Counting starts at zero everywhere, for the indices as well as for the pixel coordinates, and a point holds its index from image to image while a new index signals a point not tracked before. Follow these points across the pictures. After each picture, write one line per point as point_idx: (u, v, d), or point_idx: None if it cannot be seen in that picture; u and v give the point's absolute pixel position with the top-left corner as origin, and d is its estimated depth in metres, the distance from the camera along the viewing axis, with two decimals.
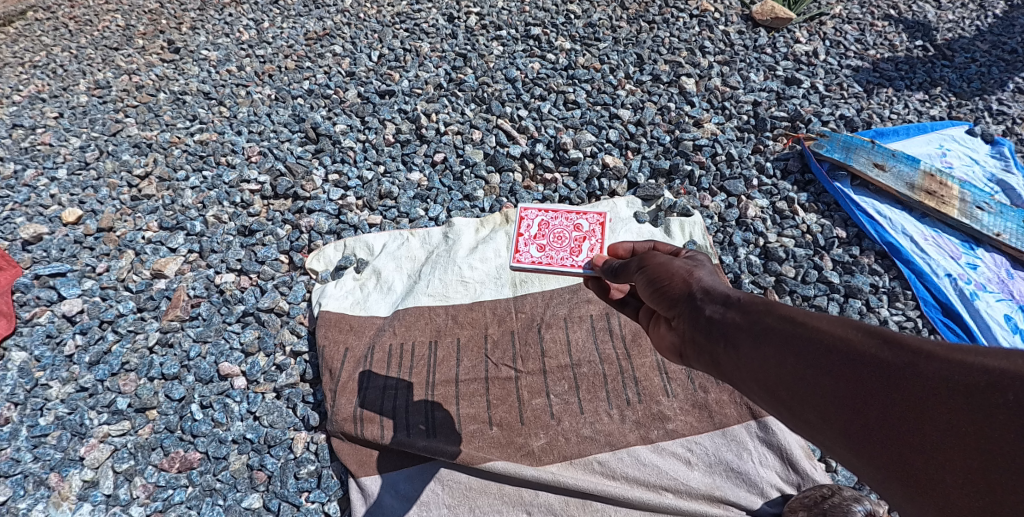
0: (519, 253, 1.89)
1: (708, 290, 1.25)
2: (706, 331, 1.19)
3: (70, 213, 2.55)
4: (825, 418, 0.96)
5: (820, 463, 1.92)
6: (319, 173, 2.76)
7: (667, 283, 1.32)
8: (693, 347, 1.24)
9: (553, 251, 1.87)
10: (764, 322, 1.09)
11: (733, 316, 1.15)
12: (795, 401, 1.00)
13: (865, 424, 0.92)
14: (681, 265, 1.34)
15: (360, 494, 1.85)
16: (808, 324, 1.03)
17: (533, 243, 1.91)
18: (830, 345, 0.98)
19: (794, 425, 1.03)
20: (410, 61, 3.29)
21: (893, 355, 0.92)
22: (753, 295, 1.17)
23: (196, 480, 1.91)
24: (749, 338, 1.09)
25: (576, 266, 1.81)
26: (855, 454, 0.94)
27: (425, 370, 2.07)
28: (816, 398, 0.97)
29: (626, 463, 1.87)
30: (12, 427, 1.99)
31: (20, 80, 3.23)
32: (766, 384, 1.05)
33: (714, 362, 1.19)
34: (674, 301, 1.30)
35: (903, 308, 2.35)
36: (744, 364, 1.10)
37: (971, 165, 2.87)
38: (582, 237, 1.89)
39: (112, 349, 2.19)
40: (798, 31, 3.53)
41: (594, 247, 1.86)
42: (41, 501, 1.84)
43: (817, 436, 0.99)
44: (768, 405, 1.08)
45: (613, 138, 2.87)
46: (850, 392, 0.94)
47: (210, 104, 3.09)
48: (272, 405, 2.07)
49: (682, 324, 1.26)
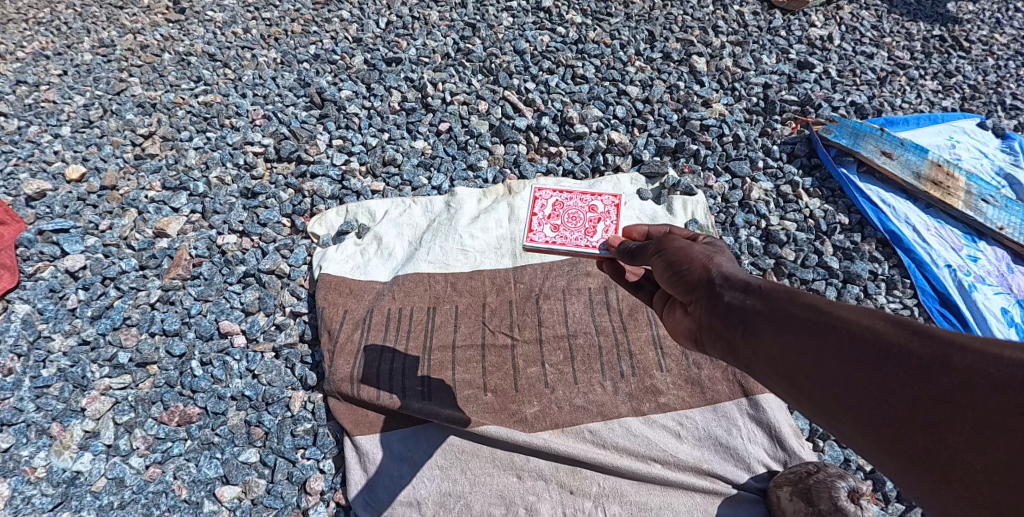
0: (533, 232, 1.89)
1: (728, 276, 1.26)
2: (724, 317, 1.20)
3: (75, 171, 2.55)
4: (848, 409, 0.96)
5: (808, 441, 1.96)
6: (322, 138, 2.75)
7: (685, 267, 1.33)
8: (709, 333, 1.26)
9: (568, 231, 1.86)
10: (787, 310, 1.09)
11: (753, 303, 1.16)
12: (816, 391, 1.00)
13: (890, 415, 0.91)
14: (701, 250, 1.35)
15: (355, 453, 1.89)
16: (833, 314, 1.03)
17: (547, 223, 1.90)
18: (856, 334, 0.98)
19: (813, 415, 1.03)
20: (419, 30, 3.25)
21: (923, 346, 0.91)
22: (775, 283, 1.18)
23: (195, 434, 1.95)
24: (769, 326, 1.10)
25: (590, 246, 1.81)
26: (876, 445, 0.93)
27: (423, 335, 2.10)
28: (837, 387, 0.97)
29: (616, 433, 1.90)
30: (16, 377, 2.01)
31: (23, 36, 3.17)
32: (786, 372, 1.06)
33: (730, 348, 1.21)
34: (691, 286, 1.31)
35: (900, 296, 2.36)
36: (763, 351, 1.11)
37: (980, 158, 2.85)
38: (596, 219, 1.90)
39: (115, 304, 2.22)
40: (813, 14, 3.47)
41: (609, 228, 1.87)
42: (43, 449, 1.88)
43: (838, 425, 0.99)
44: (787, 393, 1.09)
45: (620, 114, 2.85)
46: (875, 382, 0.93)
47: (215, 66, 3.06)
48: (271, 364, 2.10)
49: (699, 309, 1.28)
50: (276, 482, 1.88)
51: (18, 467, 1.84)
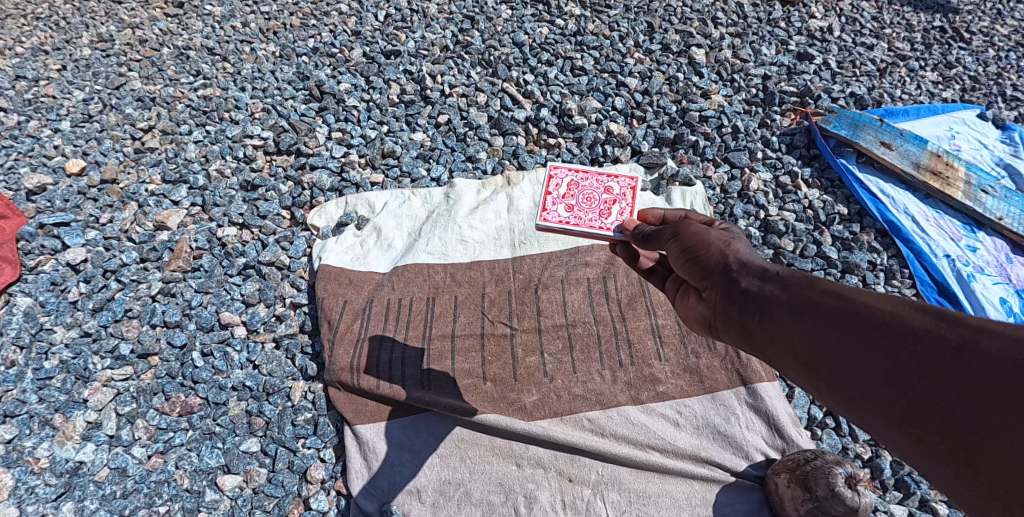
0: (546, 211, 1.87)
1: (745, 262, 1.26)
2: (740, 303, 1.21)
3: (76, 164, 2.56)
4: (869, 395, 0.96)
5: (806, 430, 1.97)
6: (322, 130, 2.76)
7: (702, 254, 1.34)
8: (723, 319, 1.28)
9: (582, 212, 1.86)
10: (807, 296, 1.10)
11: (771, 289, 1.17)
12: (838, 378, 1.01)
13: (913, 403, 0.91)
14: (718, 237, 1.35)
15: (355, 441, 1.91)
16: (855, 300, 1.03)
17: (562, 203, 1.89)
18: (880, 322, 0.98)
19: (835, 403, 1.04)
20: (417, 22, 3.24)
21: (950, 332, 0.90)
22: (793, 270, 1.18)
23: (196, 424, 1.96)
24: (789, 312, 1.11)
25: (605, 228, 1.81)
26: (898, 433, 0.93)
27: (422, 325, 2.11)
28: (859, 375, 0.98)
29: (615, 421, 1.91)
30: (18, 370, 2.02)
31: (23, 32, 3.17)
32: (805, 359, 1.07)
33: (746, 334, 1.22)
34: (708, 271, 1.32)
35: (899, 286, 2.36)
36: (780, 337, 1.12)
37: (980, 149, 2.84)
38: (612, 201, 1.88)
39: (116, 297, 2.23)
40: (813, 6, 3.45)
41: (624, 210, 1.84)
42: (46, 440, 1.89)
43: (859, 413, 0.99)
44: (806, 380, 1.10)
45: (619, 106, 2.85)
46: (897, 368, 0.94)
47: (213, 60, 3.06)
48: (271, 355, 2.11)
49: (714, 295, 1.29)
50: (277, 471, 1.90)
51: (22, 457, 1.85)
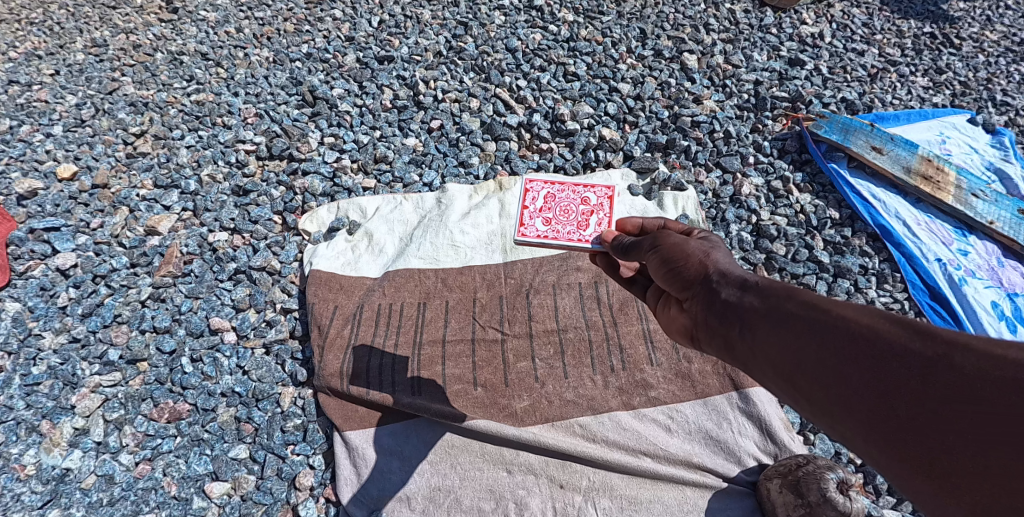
0: (524, 226, 1.86)
1: (725, 272, 1.27)
2: (721, 314, 1.21)
3: (66, 169, 2.54)
4: (845, 408, 0.96)
5: (798, 435, 1.96)
6: (314, 136, 2.75)
7: (681, 264, 1.34)
8: (705, 330, 1.27)
9: (560, 225, 1.85)
10: (785, 307, 1.10)
11: (750, 300, 1.17)
12: (816, 392, 1.00)
13: (890, 416, 0.91)
14: (697, 247, 1.35)
15: (345, 448, 1.89)
16: (831, 312, 1.03)
17: (539, 216, 1.88)
18: (857, 334, 0.97)
19: (813, 416, 1.03)
20: (411, 28, 3.25)
21: (924, 346, 0.91)
22: (772, 280, 1.18)
23: (185, 430, 1.94)
24: (767, 323, 1.10)
25: (583, 240, 1.80)
26: (874, 446, 0.92)
27: (413, 330, 2.10)
28: (836, 386, 0.97)
29: (606, 427, 1.90)
30: (6, 375, 2.00)
31: (16, 37, 3.15)
32: (784, 372, 1.06)
33: (727, 345, 1.21)
34: (688, 282, 1.32)
35: (891, 290, 2.37)
36: (760, 348, 1.11)
37: (970, 153, 2.86)
38: (589, 211, 1.87)
39: (105, 302, 2.21)
40: (804, 12, 3.47)
41: (602, 221, 1.84)
42: (32, 447, 1.87)
43: (835, 425, 0.98)
44: (784, 392, 1.09)
45: (612, 111, 2.85)
46: (872, 380, 0.94)
47: (207, 65, 3.06)
48: (261, 360, 2.10)
49: (695, 306, 1.28)
50: (266, 478, 1.88)
51: (8, 464, 1.83)
